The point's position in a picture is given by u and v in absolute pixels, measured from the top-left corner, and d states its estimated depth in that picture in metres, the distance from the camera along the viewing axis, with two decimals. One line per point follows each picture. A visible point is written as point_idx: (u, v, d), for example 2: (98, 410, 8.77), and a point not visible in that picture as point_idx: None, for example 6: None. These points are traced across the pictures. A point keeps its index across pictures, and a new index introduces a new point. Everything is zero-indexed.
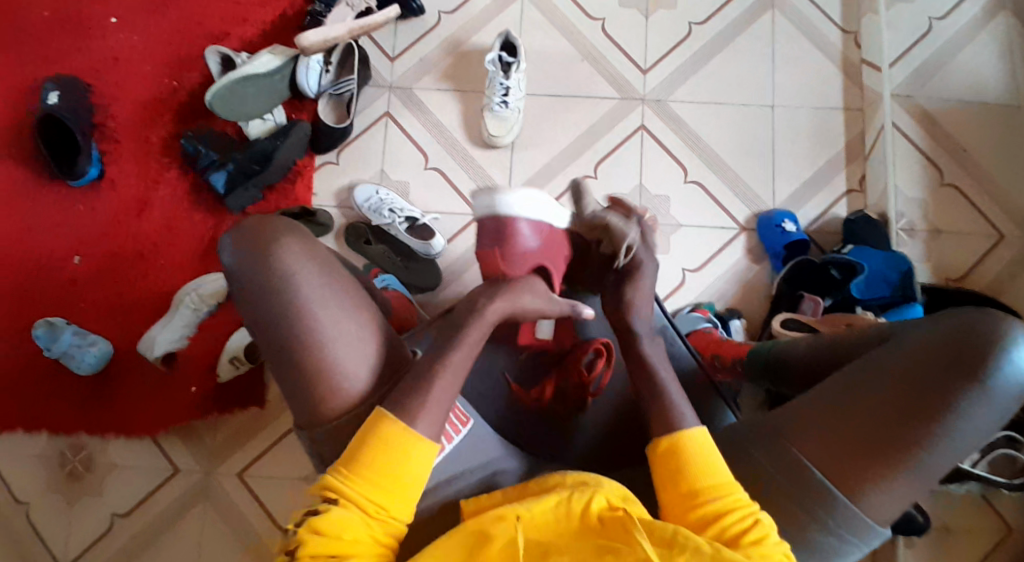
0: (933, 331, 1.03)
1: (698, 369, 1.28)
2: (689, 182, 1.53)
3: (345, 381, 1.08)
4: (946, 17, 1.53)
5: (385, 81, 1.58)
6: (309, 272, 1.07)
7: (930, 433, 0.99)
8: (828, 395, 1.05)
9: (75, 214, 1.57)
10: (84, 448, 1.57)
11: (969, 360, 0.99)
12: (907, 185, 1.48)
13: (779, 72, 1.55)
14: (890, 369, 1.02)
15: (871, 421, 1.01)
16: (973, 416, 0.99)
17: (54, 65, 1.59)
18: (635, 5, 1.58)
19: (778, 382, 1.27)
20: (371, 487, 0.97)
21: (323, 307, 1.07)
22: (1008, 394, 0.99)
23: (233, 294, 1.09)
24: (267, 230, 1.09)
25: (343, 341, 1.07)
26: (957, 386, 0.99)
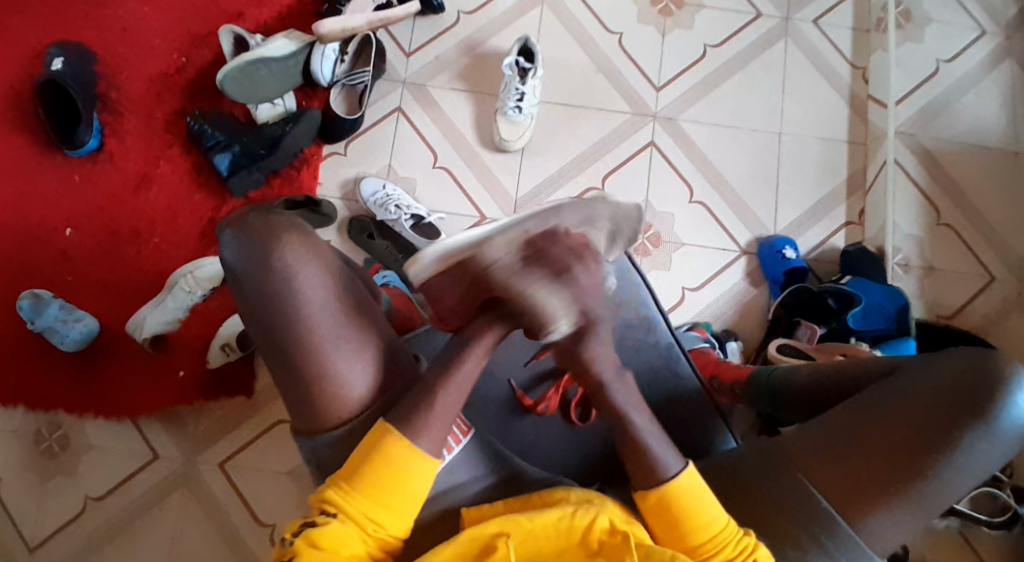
0: (940, 368, 1.04)
1: (702, 390, 1.27)
2: (695, 202, 1.54)
3: (357, 380, 1.08)
4: (954, 60, 1.57)
5: (399, 77, 1.57)
6: (311, 271, 1.07)
7: (934, 468, 1.00)
8: (831, 424, 1.06)
9: (70, 185, 1.53)
10: (62, 426, 1.53)
11: (975, 399, 1.00)
12: (906, 221, 1.53)
13: (790, 100, 1.57)
14: (898, 403, 1.03)
15: (874, 452, 1.02)
16: (975, 454, 1.00)
17: (59, 31, 1.55)
18: (653, 22, 1.58)
19: (778, 407, 1.28)
20: (366, 503, 0.99)
21: (320, 308, 1.07)
22: (1010, 434, 1.00)
23: (239, 287, 1.08)
24: (272, 226, 1.08)
25: (342, 344, 1.08)
26: (963, 424, 1.00)
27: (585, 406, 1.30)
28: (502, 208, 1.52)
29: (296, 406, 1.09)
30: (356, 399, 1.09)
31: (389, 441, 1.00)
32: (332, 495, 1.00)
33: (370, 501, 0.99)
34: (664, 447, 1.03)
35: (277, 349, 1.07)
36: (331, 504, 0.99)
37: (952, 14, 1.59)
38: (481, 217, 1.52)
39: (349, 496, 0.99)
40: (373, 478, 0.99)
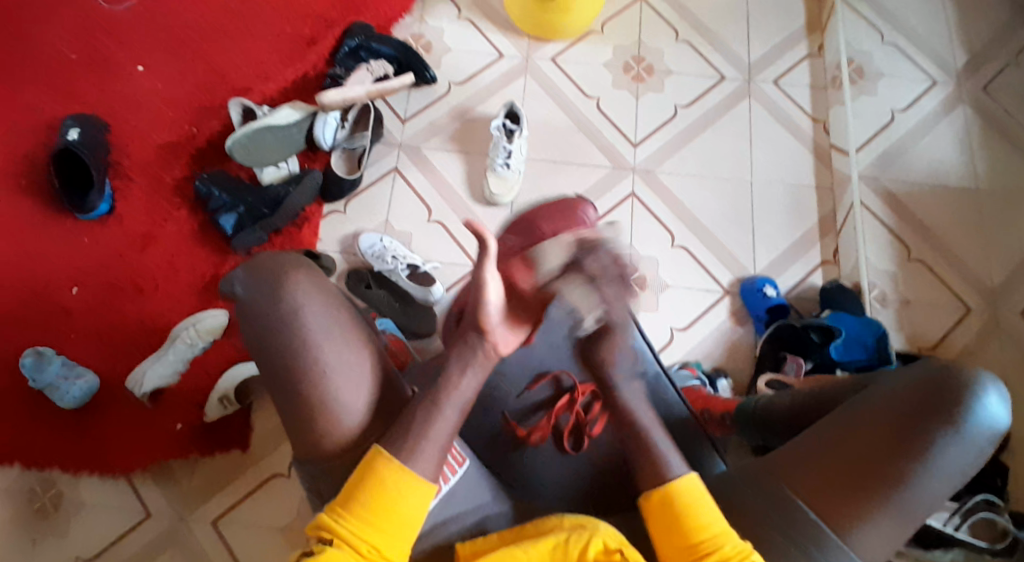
0: (908, 376, 1.07)
1: (690, 417, 1.31)
2: (677, 246, 1.63)
3: (360, 403, 1.12)
4: (907, 110, 1.70)
5: (395, 139, 1.68)
6: (314, 304, 1.11)
7: (912, 472, 1.01)
8: (812, 435, 1.08)
9: (80, 246, 1.59)
10: (55, 485, 1.52)
11: (944, 403, 1.03)
12: (878, 259, 1.61)
13: (758, 152, 1.69)
14: (872, 411, 1.06)
15: (853, 455, 1.04)
16: (950, 456, 1.02)
17: (77, 104, 1.65)
18: (626, 87, 1.72)
19: (764, 436, 1.30)
20: (363, 527, 0.99)
21: (325, 340, 1.10)
22: (980, 436, 1.03)
23: (243, 322, 1.13)
24: (278, 263, 1.13)
25: (343, 371, 1.11)
26: (935, 427, 1.02)
27: (578, 435, 1.30)
28: None
29: (296, 416, 1.11)
30: (355, 416, 1.11)
31: (384, 464, 1.01)
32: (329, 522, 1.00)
33: (368, 522, 1.00)
34: (675, 453, 1.08)
35: (280, 359, 1.11)
36: (325, 529, 1.00)
37: (902, 69, 1.74)
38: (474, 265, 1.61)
39: (345, 521, 1.00)
40: (371, 502, 1.00)
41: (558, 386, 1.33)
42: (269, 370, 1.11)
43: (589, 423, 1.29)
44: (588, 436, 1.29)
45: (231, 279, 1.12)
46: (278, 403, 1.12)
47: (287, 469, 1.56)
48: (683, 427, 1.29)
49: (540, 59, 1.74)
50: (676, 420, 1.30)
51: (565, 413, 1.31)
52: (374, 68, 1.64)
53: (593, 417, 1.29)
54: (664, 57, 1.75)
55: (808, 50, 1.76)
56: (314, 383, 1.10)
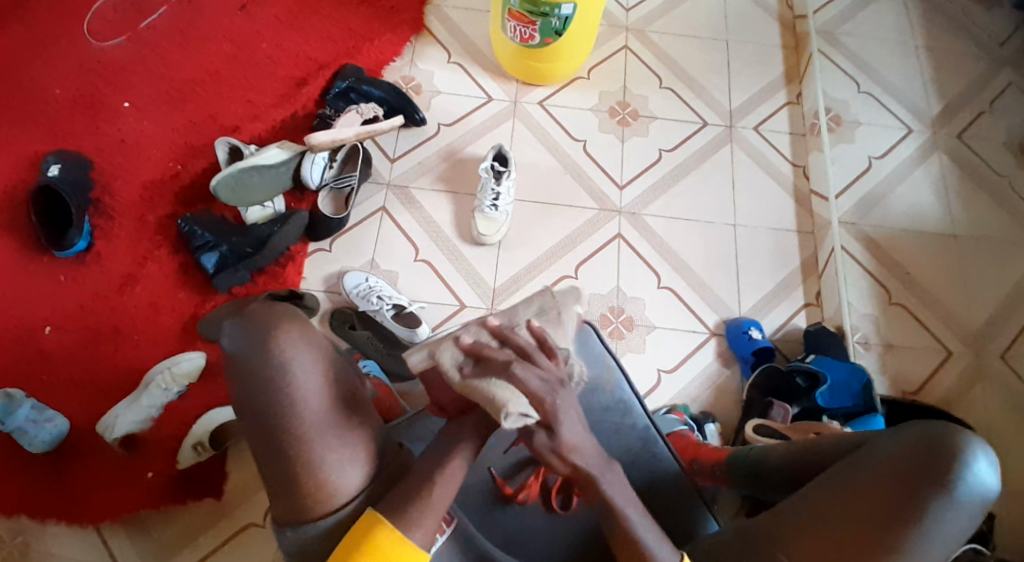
0: (901, 438, 1.09)
1: (682, 474, 1.29)
2: (663, 288, 1.63)
3: (353, 458, 1.10)
4: (884, 157, 1.75)
5: (383, 179, 1.67)
6: (307, 359, 1.10)
7: (902, 540, 1.04)
8: (808, 502, 1.11)
9: (56, 285, 1.55)
10: (21, 533, 1.45)
11: (935, 469, 1.04)
12: (860, 302, 1.63)
13: (742, 196, 1.72)
14: (862, 476, 1.08)
15: (848, 526, 1.07)
16: (944, 523, 1.04)
17: (60, 141, 1.63)
18: (612, 130, 1.75)
19: (758, 489, 1.29)
20: None
21: (318, 398, 1.09)
22: (970, 502, 1.04)
23: (233, 371, 1.11)
24: (272, 315, 1.12)
25: (328, 432, 1.09)
26: (926, 494, 1.04)
27: (566, 493, 1.24)
28: (481, 296, 1.59)
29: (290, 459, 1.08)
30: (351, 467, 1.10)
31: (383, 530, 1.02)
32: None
33: None
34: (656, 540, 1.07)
35: (274, 401, 1.08)
36: None
37: (879, 118, 1.79)
38: (460, 306, 1.59)
39: None
40: None
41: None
42: (264, 412, 1.09)
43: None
44: (576, 496, 1.24)
45: (223, 333, 1.11)
46: (265, 453, 1.09)
47: (262, 519, 1.51)
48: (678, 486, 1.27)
49: (528, 103, 1.76)
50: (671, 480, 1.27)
51: (554, 471, 1.25)
52: (364, 110, 1.64)
53: None
54: (649, 103, 1.78)
55: (788, 98, 1.82)
56: (304, 422, 1.08)
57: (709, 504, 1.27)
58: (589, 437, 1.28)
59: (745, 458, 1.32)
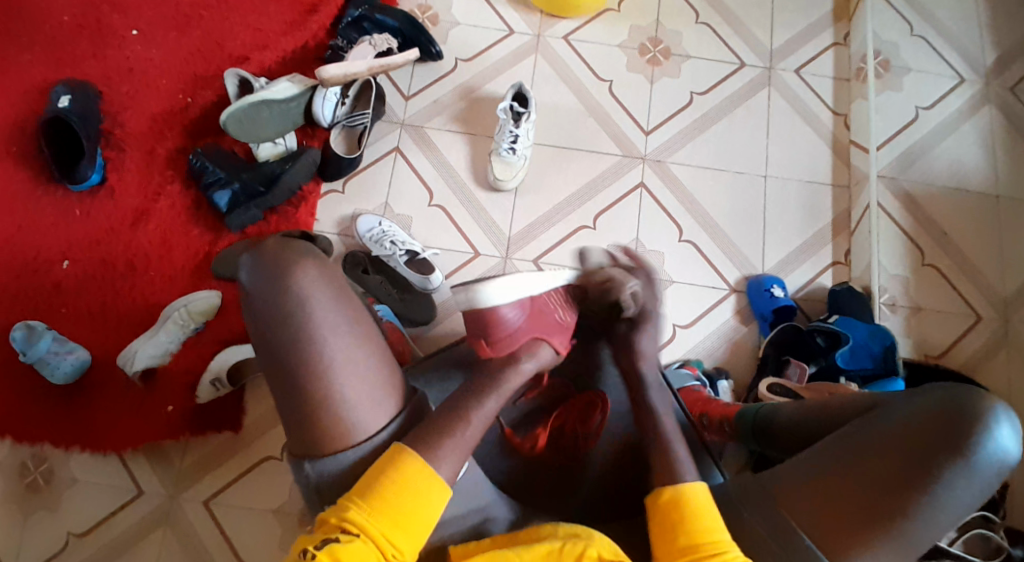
0: (922, 399, 1.04)
1: (689, 426, 1.26)
2: (683, 241, 1.58)
3: (365, 399, 1.08)
4: (933, 106, 1.63)
5: (397, 118, 1.62)
6: (325, 296, 1.09)
7: (918, 503, 0.99)
8: (817, 459, 1.06)
9: (71, 218, 1.54)
10: (46, 460, 1.48)
11: (955, 431, 1.00)
12: (891, 262, 1.55)
13: (774, 144, 1.63)
14: (879, 435, 1.03)
15: (858, 483, 1.01)
16: (957, 490, 1.00)
17: (70, 71, 1.60)
18: (641, 70, 1.65)
19: (767, 445, 1.25)
20: (385, 520, 1.00)
21: (335, 334, 1.08)
22: (989, 469, 1.00)
23: (246, 318, 1.10)
24: (287, 254, 1.10)
25: (354, 373, 1.08)
26: (945, 458, 0.99)
27: (573, 446, 1.25)
28: (495, 243, 1.56)
29: (294, 421, 1.08)
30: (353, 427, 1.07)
31: (414, 461, 1.03)
32: (353, 515, 1.00)
33: (392, 516, 1.01)
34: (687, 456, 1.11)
35: (274, 366, 1.09)
36: (352, 523, 1.00)
37: (930, 63, 1.66)
38: (474, 253, 1.55)
39: (370, 515, 1.00)
40: (397, 495, 1.02)
41: (551, 398, 1.29)
42: (270, 368, 1.09)
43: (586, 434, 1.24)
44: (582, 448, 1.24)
45: (238, 267, 1.10)
46: (281, 394, 1.09)
47: (280, 453, 1.51)
48: (685, 437, 1.24)
49: (552, 37, 1.67)
50: (678, 432, 1.25)
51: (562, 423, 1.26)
52: (377, 43, 1.57)
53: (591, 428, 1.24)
54: (683, 39, 1.68)
55: (834, 38, 1.70)
56: (321, 370, 1.07)
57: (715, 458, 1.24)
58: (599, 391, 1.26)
59: (755, 413, 1.27)
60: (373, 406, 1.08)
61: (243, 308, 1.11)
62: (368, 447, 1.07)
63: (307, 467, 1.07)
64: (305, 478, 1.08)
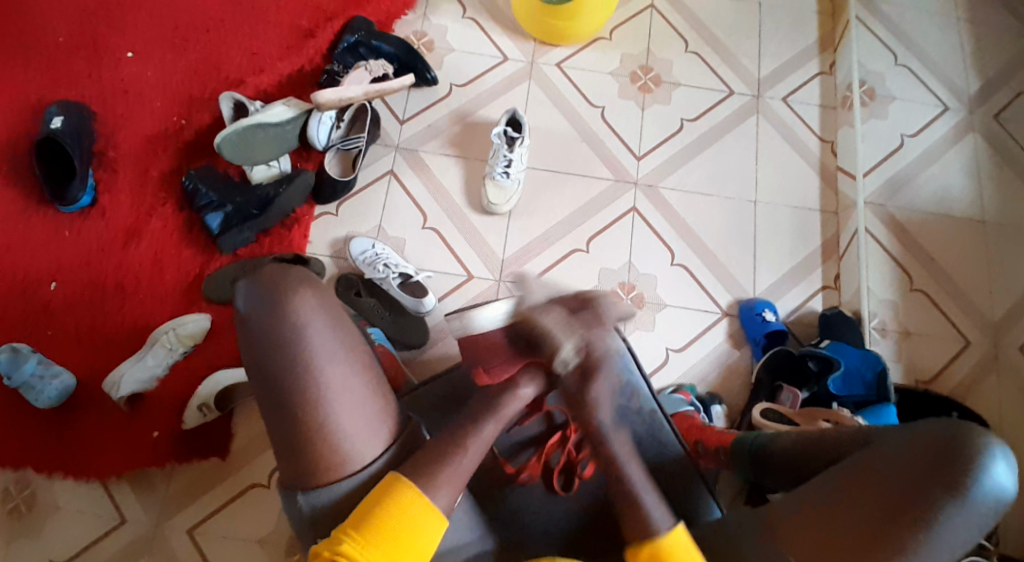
0: (919, 437, 1.04)
1: (685, 456, 1.28)
2: (676, 264, 1.59)
3: (359, 431, 1.08)
4: (917, 135, 1.67)
5: (392, 142, 1.63)
6: (320, 326, 1.08)
7: (915, 542, 1.00)
8: (816, 498, 1.07)
9: (60, 239, 1.53)
10: (29, 484, 1.45)
11: (951, 469, 1.00)
12: (879, 287, 1.57)
13: (764, 170, 1.65)
14: (876, 472, 1.04)
15: (857, 523, 1.02)
16: (955, 527, 1.00)
17: (63, 91, 1.59)
18: (632, 97, 1.68)
19: (760, 474, 1.25)
20: (379, 554, 1.00)
21: (333, 364, 1.08)
22: (985, 505, 1.00)
23: (244, 340, 1.09)
24: (286, 279, 1.10)
25: (349, 403, 1.08)
26: (941, 496, 1.00)
27: (568, 474, 1.26)
28: (489, 267, 1.56)
29: (292, 444, 1.07)
30: (349, 454, 1.07)
31: (409, 489, 1.03)
32: (346, 548, 0.99)
33: (384, 549, 1.00)
34: (657, 504, 1.08)
35: (272, 384, 1.07)
36: (345, 556, 0.99)
37: (914, 93, 1.70)
38: (468, 276, 1.55)
39: (363, 548, 0.99)
40: (391, 526, 1.01)
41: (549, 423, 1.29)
42: (267, 389, 1.08)
43: (580, 464, 1.25)
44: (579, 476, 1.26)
45: (236, 293, 1.09)
46: (273, 425, 1.08)
47: (268, 479, 1.49)
48: (678, 467, 1.26)
49: (546, 65, 1.69)
50: (674, 463, 1.27)
51: (556, 451, 1.27)
52: (373, 68, 1.58)
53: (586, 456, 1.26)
54: (673, 68, 1.71)
55: (820, 67, 1.74)
56: (320, 394, 1.06)
57: (709, 490, 1.26)
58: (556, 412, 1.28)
59: (751, 441, 1.27)
60: (367, 438, 1.08)
61: (239, 333, 1.10)
62: (360, 478, 1.07)
63: (301, 499, 1.07)
64: (298, 511, 1.07)
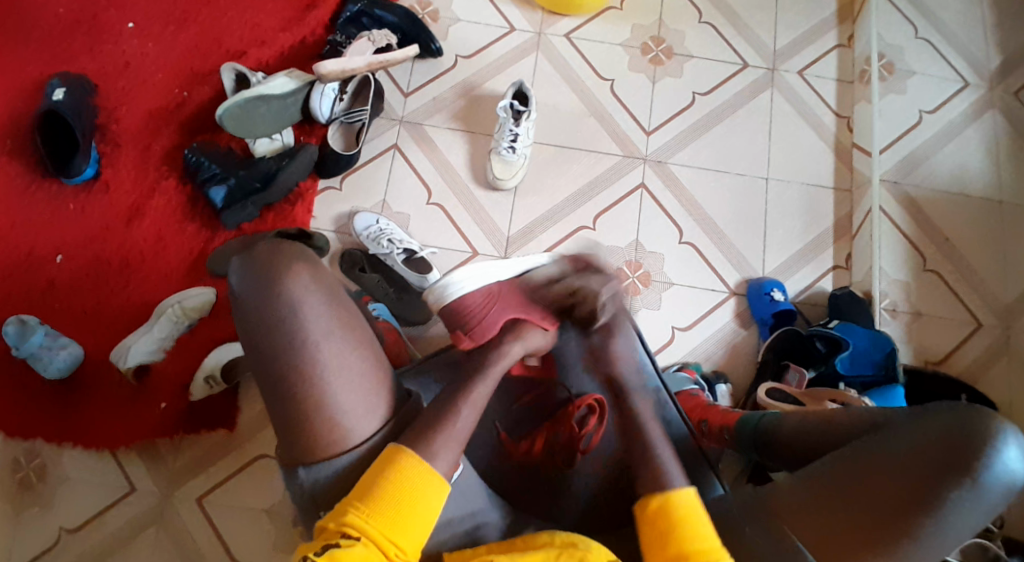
0: (926, 424, 1.02)
1: (690, 435, 1.28)
2: (683, 243, 1.56)
3: (359, 407, 1.08)
4: (936, 110, 1.62)
5: (396, 115, 1.61)
6: (316, 303, 1.07)
7: (923, 529, 0.99)
8: (819, 485, 1.06)
9: (64, 212, 1.53)
10: (39, 456, 1.47)
11: (960, 456, 0.99)
12: (892, 267, 1.54)
13: (776, 146, 1.61)
14: (880, 457, 1.02)
15: (862, 512, 1.02)
16: (963, 513, 0.99)
17: (65, 64, 1.58)
18: (642, 70, 1.64)
19: (766, 455, 1.25)
20: (386, 523, 1.00)
21: (329, 341, 1.07)
22: (995, 490, 0.99)
23: (238, 320, 1.09)
24: (279, 256, 1.09)
25: (344, 377, 1.07)
26: (949, 482, 0.99)
27: (570, 451, 1.27)
28: (494, 244, 1.54)
29: (290, 426, 1.07)
30: (347, 436, 1.07)
31: (410, 459, 1.03)
32: (352, 519, 0.99)
33: (389, 519, 1.00)
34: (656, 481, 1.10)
35: (269, 367, 1.07)
36: (353, 526, 0.99)
37: (934, 67, 1.65)
38: (472, 253, 1.54)
39: (368, 517, 1.00)
40: (397, 497, 1.01)
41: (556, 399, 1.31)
42: (262, 368, 1.08)
43: (583, 438, 1.27)
44: (579, 452, 1.27)
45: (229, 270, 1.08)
46: (270, 404, 1.08)
47: (274, 452, 1.50)
48: (684, 449, 1.25)
49: (553, 36, 1.65)
50: (675, 444, 1.25)
51: (561, 428, 1.28)
52: (376, 38, 1.56)
53: (587, 432, 1.27)
54: (685, 39, 1.66)
55: (838, 40, 1.68)
56: (318, 369, 1.06)
57: (711, 468, 1.24)
58: (600, 395, 1.28)
59: (757, 421, 1.26)
60: (365, 413, 1.08)
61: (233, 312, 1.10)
62: (357, 452, 1.08)
63: (301, 473, 1.08)
64: (299, 487, 1.08)
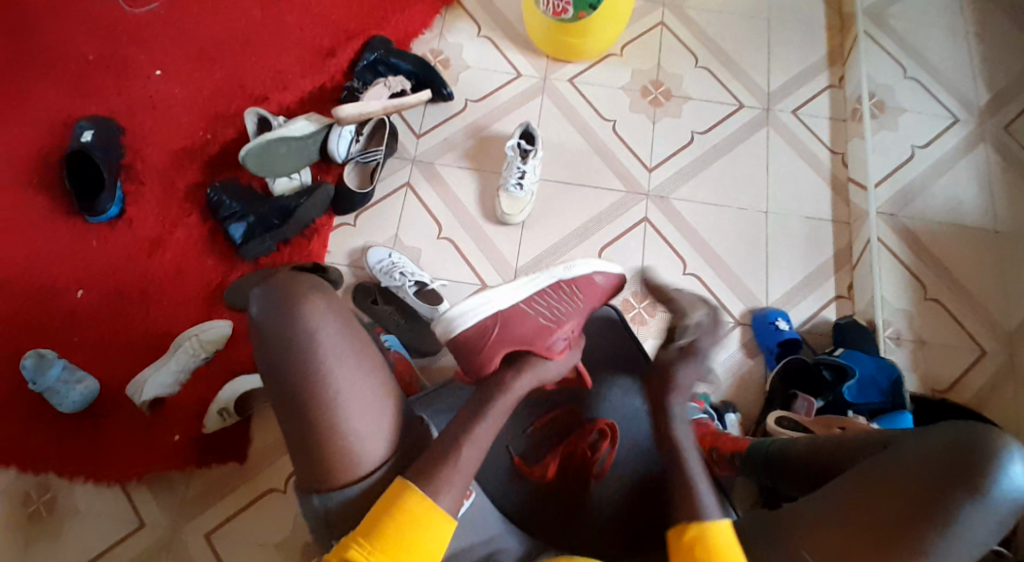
0: (932, 441, 1.03)
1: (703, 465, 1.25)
2: (688, 273, 1.60)
3: (372, 430, 1.09)
4: (928, 145, 1.68)
5: (409, 155, 1.67)
6: (330, 327, 1.09)
7: (929, 548, 0.99)
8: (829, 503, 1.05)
9: (87, 249, 1.58)
10: (50, 488, 1.47)
11: (967, 471, 0.99)
12: (893, 297, 1.57)
13: (775, 181, 1.67)
14: (887, 474, 1.03)
15: (871, 528, 1.01)
16: (971, 530, 0.99)
17: (94, 109, 1.66)
18: (643, 111, 1.72)
19: (778, 480, 1.24)
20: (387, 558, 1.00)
21: (343, 364, 1.08)
22: (1002, 507, 0.99)
23: (255, 343, 1.10)
24: (295, 284, 1.11)
25: (357, 402, 1.08)
26: (956, 496, 0.99)
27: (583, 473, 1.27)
28: (502, 275, 1.58)
29: (305, 446, 1.08)
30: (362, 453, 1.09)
31: (412, 494, 1.02)
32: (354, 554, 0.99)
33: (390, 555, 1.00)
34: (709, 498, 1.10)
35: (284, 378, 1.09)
36: None
37: (924, 105, 1.72)
38: (481, 284, 1.58)
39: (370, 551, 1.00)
40: (399, 530, 1.01)
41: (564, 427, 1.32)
42: (279, 389, 1.09)
43: (597, 462, 1.27)
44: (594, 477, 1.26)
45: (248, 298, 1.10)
46: (286, 422, 1.10)
47: (284, 485, 1.50)
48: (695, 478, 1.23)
49: (558, 80, 1.74)
50: None
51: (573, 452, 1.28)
52: (392, 84, 1.65)
53: (601, 456, 1.27)
54: (683, 83, 1.75)
55: (829, 81, 1.77)
56: (332, 390, 1.08)
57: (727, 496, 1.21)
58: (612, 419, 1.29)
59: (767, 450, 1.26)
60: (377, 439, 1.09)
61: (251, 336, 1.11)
62: (370, 465, 1.09)
63: (316, 500, 1.09)
64: (312, 511, 1.09)
